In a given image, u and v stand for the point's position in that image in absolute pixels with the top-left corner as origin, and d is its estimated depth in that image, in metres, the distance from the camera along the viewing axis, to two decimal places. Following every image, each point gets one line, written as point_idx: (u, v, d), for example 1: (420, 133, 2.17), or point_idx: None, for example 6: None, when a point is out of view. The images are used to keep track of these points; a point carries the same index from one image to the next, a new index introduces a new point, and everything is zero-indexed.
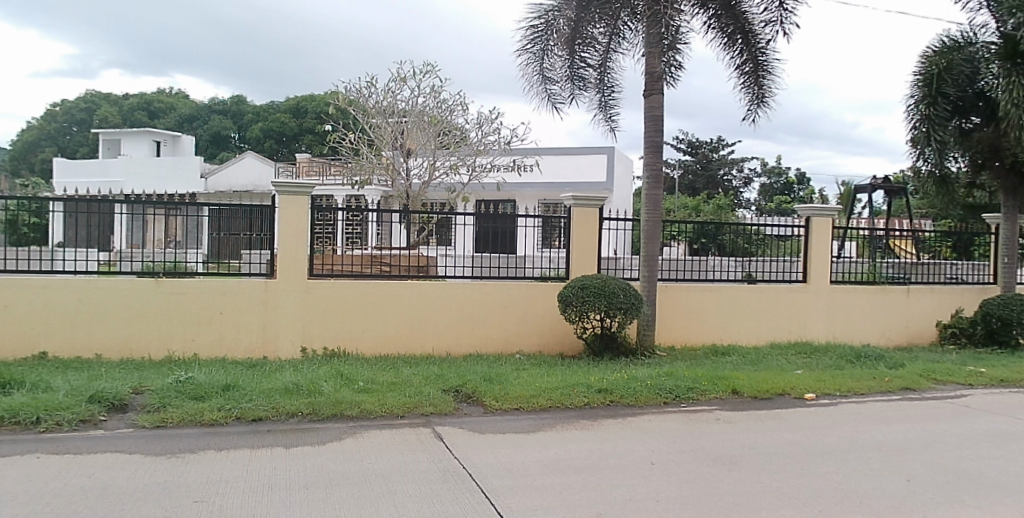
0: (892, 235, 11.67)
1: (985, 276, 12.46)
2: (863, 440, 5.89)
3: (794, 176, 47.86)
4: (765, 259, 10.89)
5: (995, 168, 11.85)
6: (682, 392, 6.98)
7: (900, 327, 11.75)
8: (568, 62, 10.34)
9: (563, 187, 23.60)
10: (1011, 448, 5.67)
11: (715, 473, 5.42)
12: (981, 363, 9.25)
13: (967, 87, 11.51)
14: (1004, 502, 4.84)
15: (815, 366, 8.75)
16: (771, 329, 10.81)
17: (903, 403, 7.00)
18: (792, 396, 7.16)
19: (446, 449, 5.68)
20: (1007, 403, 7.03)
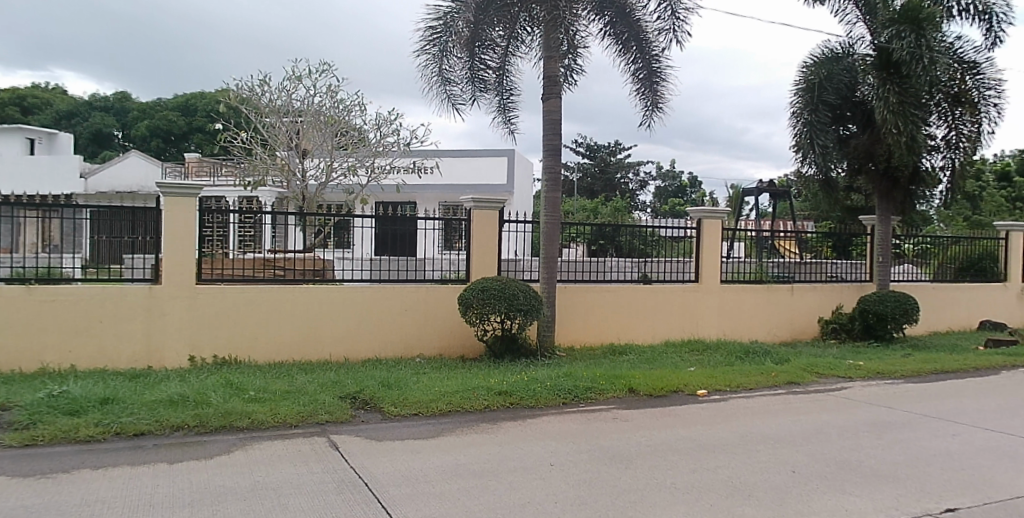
0: (778, 235, 12.16)
1: (860, 275, 13.27)
2: (752, 434, 6.12)
3: (687, 179, 49.90)
4: (661, 259, 11.24)
5: (870, 172, 12.59)
6: (580, 392, 7.07)
7: (787, 323, 12.36)
8: (467, 64, 10.30)
9: (463, 190, 23.59)
10: (886, 436, 6.02)
11: (612, 473, 5.49)
12: (860, 356, 9.83)
13: (846, 96, 12.35)
14: (880, 490, 5.13)
15: (708, 363, 9.07)
16: (667, 328, 11.15)
17: (790, 396, 7.32)
18: (685, 392, 7.37)
19: (343, 460, 5.53)
20: (879, 393, 7.50)
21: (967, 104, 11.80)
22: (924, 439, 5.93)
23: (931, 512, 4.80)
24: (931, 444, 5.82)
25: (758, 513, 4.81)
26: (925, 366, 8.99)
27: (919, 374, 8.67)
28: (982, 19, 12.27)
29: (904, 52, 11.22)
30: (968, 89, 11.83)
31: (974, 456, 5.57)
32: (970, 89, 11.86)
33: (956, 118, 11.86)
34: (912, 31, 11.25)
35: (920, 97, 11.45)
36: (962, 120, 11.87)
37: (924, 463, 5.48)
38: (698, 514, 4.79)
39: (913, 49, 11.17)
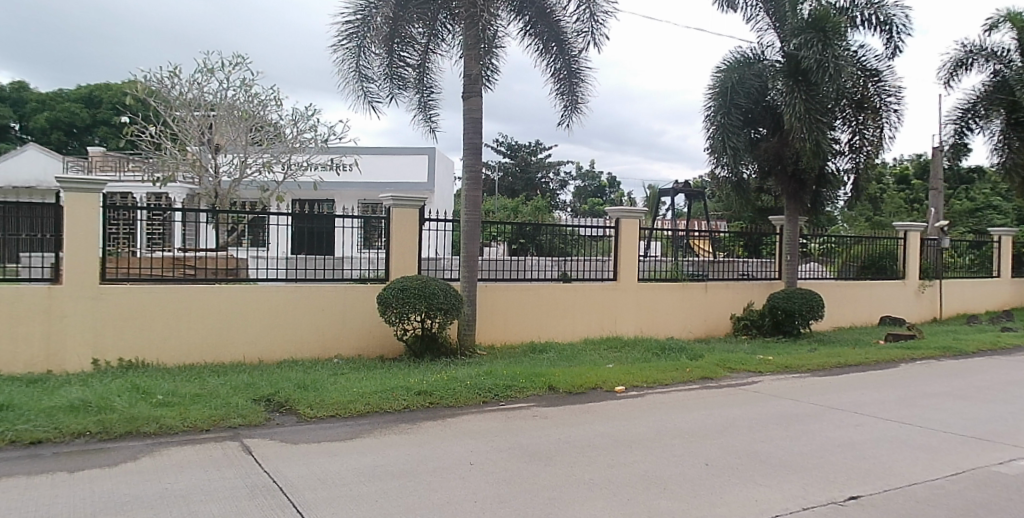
0: (693, 235, 12.45)
1: (769, 273, 13.93)
2: (668, 429, 6.26)
3: (606, 179, 50.88)
4: (578, 258, 11.34)
5: (779, 175, 13.08)
6: (500, 390, 7.09)
7: (702, 320, 12.75)
8: (385, 60, 10.22)
9: (382, 188, 23.35)
10: (794, 428, 6.26)
11: (532, 470, 5.53)
12: (770, 351, 10.23)
13: (758, 99, 12.77)
14: (788, 481, 5.33)
15: (626, 359, 9.26)
16: (586, 326, 11.33)
17: (704, 391, 7.52)
18: (604, 388, 7.49)
19: (257, 464, 5.38)
20: (786, 386, 7.80)
21: (870, 110, 12.40)
22: (829, 429, 6.18)
23: (835, 501, 5.01)
24: (836, 434, 6.08)
25: (672, 507, 4.91)
26: (830, 360, 9.42)
27: (825, 367, 9.08)
28: (884, 29, 12.86)
29: (812, 59, 11.76)
30: (870, 95, 12.39)
31: (874, 445, 5.85)
32: (872, 96, 12.43)
33: (861, 123, 12.51)
34: (818, 40, 11.81)
35: (827, 103, 11.98)
36: (866, 125, 12.50)
37: (830, 452, 5.72)
38: (614, 509, 4.86)
39: (821, 57, 11.71)
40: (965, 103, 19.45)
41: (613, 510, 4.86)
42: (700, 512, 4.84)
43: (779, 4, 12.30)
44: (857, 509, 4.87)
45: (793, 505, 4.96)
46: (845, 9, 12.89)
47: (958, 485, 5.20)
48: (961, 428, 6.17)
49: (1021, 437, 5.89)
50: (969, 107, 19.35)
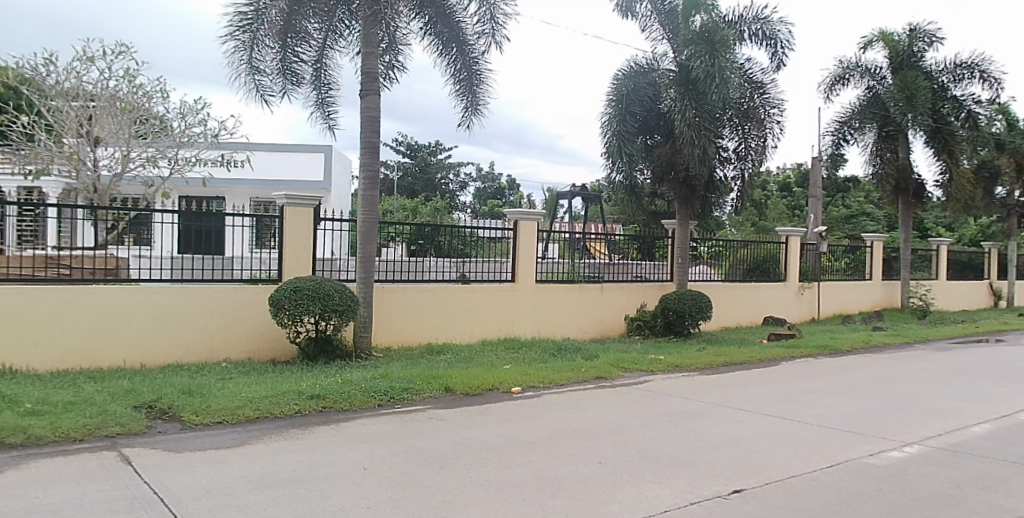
0: (590, 238, 12.87)
1: (662, 274, 14.45)
2: (563, 428, 6.35)
3: (505, 181, 51.31)
4: (478, 259, 11.49)
5: (671, 181, 13.51)
6: (396, 393, 7.04)
7: (598, 321, 13.11)
8: (279, 54, 10.08)
9: (276, 186, 22.74)
10: (683, 424, 6.47)
11: (426, 473, 5.51)
12: (662, 351, 10.59)
13: (651, 108, 13.43)
14: (677, 476, 5.50)
15: (523, 360, 9.37)
16: (483, 327, 11.43)
17: (599, 390, 7.69)
18: (500, 390, 7.55)
19: (136, 475, 5.12)
20: (676, 385, 8.08)
21: (754, 121, 13.02)
22: (715, 426, 6.41)
23: (720, 495, 5.20)
24: (722, 430, 6.32)
25: (565, 507, 4.99)
26: (718, 359, 9.83)
27: (713, 367, 9.47)
28: (768, 43, 13.50)
29: (701, 70, 12.31)
30: (754, 107, 13.09)
31: (757, 439, 6.12)
32: (757, 107, 13.13)
33: (746, 133, 13.09)
34: (708, 52, 12.36)
35: (715, 113, 12.47)
36: (750, 135, 13.13)
37: (717, 447, 5.94)
38: (506, 510, 4.88)
39: (709, 67, 12.25)
40: (841, 115, 20.65)
41: (505, 510, 4.88)
42: (591, 510, 4.93)
43: (673, 18, 13.01)
44: (740, 502, 5.07)
45: (680, 501, 5.11)
46: (732, 22, 13.48)
47: (832, 476, 5.48)
48: (834, 421, 6.54)
49: (886, 429, 6.31)
50: (846, 119, 20.61)
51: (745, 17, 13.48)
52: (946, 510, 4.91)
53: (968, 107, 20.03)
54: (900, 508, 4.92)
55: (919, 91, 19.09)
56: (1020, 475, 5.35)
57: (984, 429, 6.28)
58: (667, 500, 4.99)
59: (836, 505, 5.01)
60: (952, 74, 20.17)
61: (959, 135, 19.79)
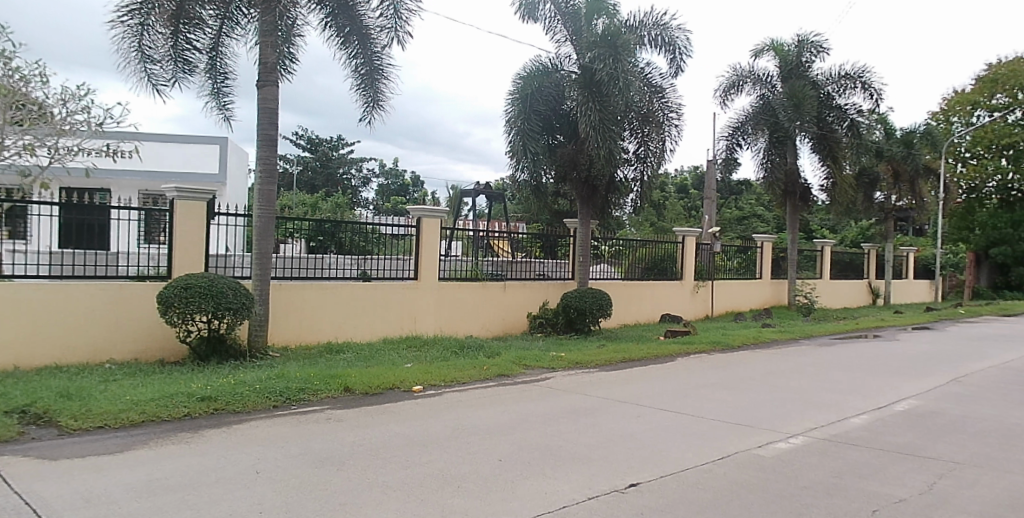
0: (493, 235, 13.16)
1: (564, 273, 14.83)
2: (464, 426, 6.34)
3: (409, 177, 50.83)
4: (381, 257, 11.75)
5: (573, 181, 13.80)
6: (292, 393, 6.88)
7: (498, 318, 13.51)
8: (170, 40, 10.01)
9: (167, 178, 22.09)
10: (582, 420, 6.57)
11: (322, 475, 5.40)
12: (562, 348, 10.85)
13: (554, 108, 13.71)
14: (575, 472, 5.58)
15: (424, 358, 9.39)
16: (384, 325, 11.60)
17: (500, 388, 7.76)
18: (401, 389, 7.50)
19: (6, 485, 4.77)
20: (576, 381, 8.24)
21: (654, 124, 13.42)
22: (614, 421, 6.54)
23: (617, 489, 5.29)
24: (620, 425, 6.46)
25: (464, 505, 4.97)
26: (617, 355, 10.12)
27: (611, 363, 9.74)
28: (667, 49, 13.93)
29: (605, 72, 12.57)
30: (655, 109, 13.46)
31: (653, 433, 6.28)
32: (657, 110, 13.50)
33: (646, 135, 13.47)
34: (610, 54, 12.69)
35: (617, 115, 12.87)
36: (651, 137, 13.50)
37: (615, 443, 6.05)
38: (404, 510, 4.82)
39: (613, 70, 12.58)
40: (735, 120, 21.50)
41: (403, 511, 4.82)
42: (490, 508, 4.93)
43: (576, 22, 13.38)
44: (636, 496, 5.17)
45: (579, 496, 5.17)
46: (634, 26, 13.76)
47: (724, 467, 5.67)
48: (725, 414, 6.80)
49: (772, 421, 6.60)
50: (739, 125, 21.45)
51: (646, 22, 13.80)
52: (828, 497, 5.16)
53: (851, 116, 21.19)
54: (787, 497, 5.14)
55: (805, 99, 20.30)
56: (893, 461, 5.70)
57: (862, 420, 6.67)
58: (566, 496, 5.04)
59: (728, 496, 5.19)
60: (837, 84, 21.32)
61: (843, 143, 21.16)
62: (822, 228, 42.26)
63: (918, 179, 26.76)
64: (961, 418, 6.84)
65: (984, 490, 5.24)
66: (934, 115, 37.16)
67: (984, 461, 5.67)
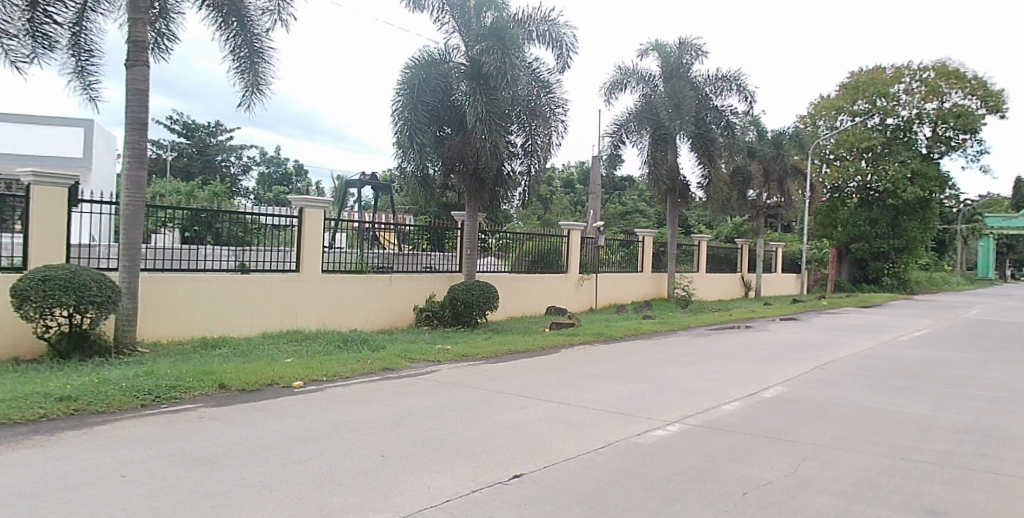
0: (379, 228, 13.53)
1: (451, 265, 15.31)
2: (346, 422, 6.24)
3: (292, 167, 47.10)
4: (261, 249, 11.84)
5: (460, 172, 14.13)
6: (162, 392, 6.60)
7: (384, 311, 13.76)
8: (27, 13, 10.12)
9: (22, 161, 22.10)
10: (467, 413, 6.59)
11: (194, 476, 5.14)
12: (448, 340, 11.06)
13: (442, 99, 13.71)
14: (459, 464, 5.56)
15: (305, 353, 9.37)
16: (263, 319, 11.72)
17: (383, 382, 7.73)
18: (280, 385, 7.34)
19: None
20: (461, 374, 8.31)
21: (540, 119, 13.81)
22: (498, 413, 6.58)
23: (501, 481, 5.30)
24: (504, 417, 6.51)
25: (343, 502, 4.84)
26: (503, 347, 10.33)
27: (497, 355, 9.92)
28: (554, 45, 14.14)
29: (493, 66, 12.96)
30: (540, 104, 13.83)
31: (536, 424, 6.35)
32: (543, 105, 13.88)
33: (532, 129, 13.86)
34: (498, 48, 13.05)
35: (505, 109, 13.19)
36: (536, 132, 13.90)
37: (498, 434, 6.10)
38: (278, 509, 4.64)
39: (500, 65, 12.94)
40: (620, 119, 22.50)
41: (279, 510, 4.64)
42: (370, 504, 4.82)
43: (465, 12, 13.59)
44: (519, 487, 5.19)
45: (461, 489, 5.13)
46: (521, 21, 14.07)
47: (605, 456, 5.77)
48: (606, 404, 6.99)
49: (652, 410, 6.83)
50: (623, 123, 22.55)
51: (534, 17, 14.11)
52: (702, 481, 5.36)
53: (727, 116, 22.59)
54: (666, 484, 5.28)
55: (685, 99, 21.16)
56: (762, 445, 5.99)
57: (733, 406, 7.02)
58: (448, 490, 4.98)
59: (610, 484, 5.28)
60: (714, 86, 22.44)
61: (718, 142, 22.24)
62: (698, 223, 44.62)
63: (787, 179, 28.69)
64: (823, 402, 7.32)
65: (843, 469, 5.59)
66: (804, 119, 39.58)
67: (842, 442, 6.06)
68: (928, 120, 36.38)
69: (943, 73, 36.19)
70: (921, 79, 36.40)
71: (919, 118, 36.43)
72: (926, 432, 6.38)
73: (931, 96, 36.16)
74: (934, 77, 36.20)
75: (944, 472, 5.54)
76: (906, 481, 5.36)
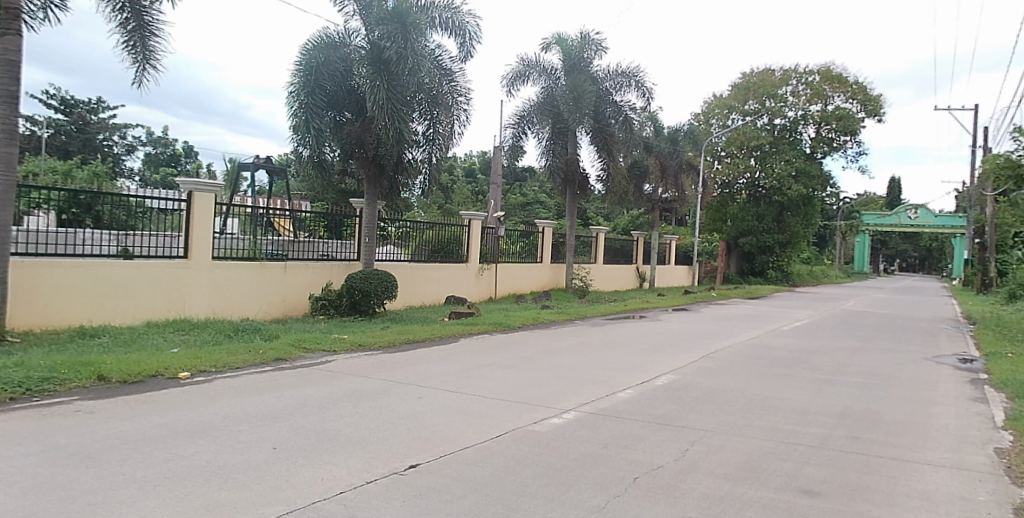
0: (273, 213, 13.35)
1: (349, 253, 15.24)
2: (236, 414, 6.06)
3: (183, 146, 42.74)
4: (145, 234, 11.35)
5: (359, 158, 13.96)
6: (33, 384, 6.21)
7: (277, 299, 13.59)
8: None
9: None
10: (363, 404, 6.52)
11: (68, 473, 4.82)
12: (344, 330, 11.07)
13: (340, 83, 13.71)
14: (354, 454, 5.45)
15: (192, 342, 9.22)
16: (148, 307, 11.32)
17: (276, 373, 7.60)
18: (165, 376, 7.09)
19: None
20: (356, 364, 8.30)
21: (442, 107, 13.89)
22: (394, 404, 6.55)
23: (396, 471, 5.21)
24: (400, 407, 6.48)
25: (231, 495, 4.64)
26: (401, 337, 10.39)
27: (395, 344, 10.02)
28: (458, 33, 14.20)
29: (393, 51, 12.94)
30: (443, 93, 13.93)
31: (432, 414, 6.34)
32: (445, 93, 13.99)
33: (434, 118, 13.90)
34: (400, 33, 13.01)
35: (406, 94, 13.26)
36: (439, 120, 13.96)
37: (394, 424, 6.06)
38: (161, 505, 4.40)
39: (401, 50, 12.96)
40: (522, 110, 22.86)
41: (160, 505, 4.40)
42: (258, 498, 4.61)
43: None
44: (416, 476, 5.12)
45: (355, 481, 4.99)
46: (425, 7, 13.85)
47: (502, 445, 5.79)
48: (504, 394, 7.07)
49: (548, 399, 6.96)
50: (524, 114, 22.96)
51: (437, 3, 13.97)
52: (597, 467, 5.45)
53: (626, 112, 23.02)
54: (562, 471, 5.33)
55: (584, 94, 21.66)
56: (654, 431, 6.18)
57: (627, 394, 7.24)
58: (343, 481, 4.85)
59: (507, 471, 5.29)
60: (615, 81, 22.92)
61: (617, 136, 22.92)
62: (597, 215, 45.72)
63: (682, 174, 29.77)
64: (709, 389, 7.66)
65: (729, 452, 5.83)
66: (698, 116, 40.91)
67: (728, 427, 6.34)
68: (812, 121, 38.57)
69: (826, 77, 38.29)
70: (807, 82, 38.47)
71: (804, 119, 38.58)
72: (804, 416, 6.77)
73: (815, 99, 38.29)
74: (819, 81, 38.30)
75: (821, 453, 5.85)
76: (787, 463, 5.63)
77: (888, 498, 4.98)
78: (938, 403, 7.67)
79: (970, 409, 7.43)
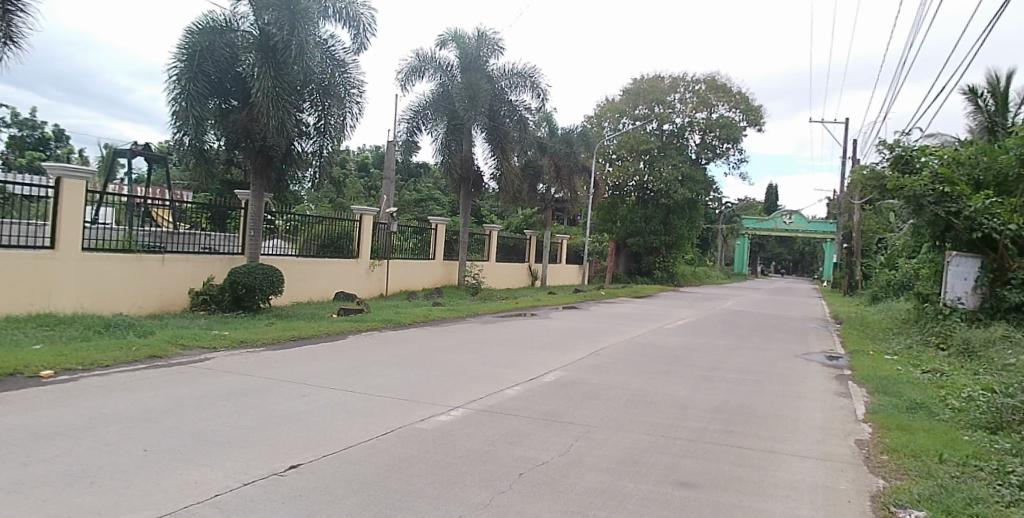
0: (151, 203, 12.87)
1: (233, 246, 14.90)
2: (106, 415, 5.74)
3: (49, 130, 39.22)
4: (7, 221, 10.52)
5: (246, 149, 13.60)
6: None
7: (152, 294, 13.01)
8: None
9: None
10: (244, 404, 6.34)
11: None
12: (228, 326, 10.72)
13: (225, 70, 13.17)
14: (233, 454, 5.28)
15: (58, 338, 8.66)
16: (8, 300, 10.56)
17: (150, 371, 7.26)
18: (24, 375, 6.61)
19: None
20: (237, 362, 8.07)
21: (334, 98, 13.63)
22: (277, 404, 6.40)
23: (276, 473, 5.07)
24: (283, 407, 6.34)
25: (96, 500, 4.37)
26: (287, 334, 10.18)
27: (280, 341, 9.80)
28: (352, 24, 13.98)
29: (280, 39, 12.70)
30: (335, 84, 13.66)
31: (316, 413, 6.23)
32: (337, 84, 13.71)
33: (325, 109, 13.64)
34: (289, 20, 12.78)
35: (293, 85, 13.01)
36: (330, 111, 13.69)
37: (274, 424, 5.92)
38: (16, 512, 4.08)
39: (287, 39, 12.73)
40: (416, 105, 22.63)
41: (13, 513, 4.07)
42: (126, 503, 4.35)
43: None
44: (298, 476, 5.00)
45: (234, 483, 4.82)
46: None
47: (387, 442, 5.76)
48: (393, 392, 7.03)
49: (435, 396, 6.99)
50: (420, 109, 22.64)
51: None
52: (484, 463, 5.50)
53: (521, 111, 23.49)
54: (450, 468, 5.33)
55: (481, 92, 21.91)
56: (539, 428, 6.30)
57: (515, 391, 7.35)
58: (219, 483, 4.68)
59: (393, 468, 5.24)
60: (511, 80, 23.22)
61: (512, 135, 23.27)
62: (492, 215, 46.00)
63: (574, 175, 30.25)
64: (592, 386, 7.90)
65: (611, 446, 6.03)
66: (591, 119, 41.74)
67: (610, 423, 6.55)
68: (697, 128, 40.29)
69: (711, 86, 40.03)
70: (693, 91, 40.16)
71: (690, 125, 40.26)
72: (682, 412, 7.07)
73: (700, 107, 40.06)
74: (704, 90, 40.02)
75: (697, 446, 6.15)
76: (667, 456, 5.84)
77: (759, 489, 5.25)
78: (805, 398, 8.20)
79: (834, 403, 7.99)
